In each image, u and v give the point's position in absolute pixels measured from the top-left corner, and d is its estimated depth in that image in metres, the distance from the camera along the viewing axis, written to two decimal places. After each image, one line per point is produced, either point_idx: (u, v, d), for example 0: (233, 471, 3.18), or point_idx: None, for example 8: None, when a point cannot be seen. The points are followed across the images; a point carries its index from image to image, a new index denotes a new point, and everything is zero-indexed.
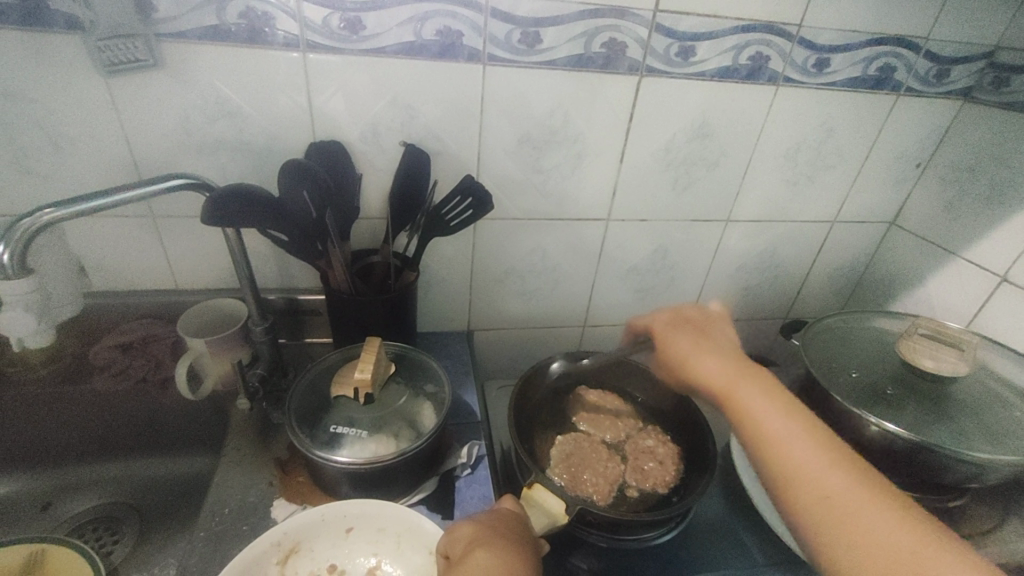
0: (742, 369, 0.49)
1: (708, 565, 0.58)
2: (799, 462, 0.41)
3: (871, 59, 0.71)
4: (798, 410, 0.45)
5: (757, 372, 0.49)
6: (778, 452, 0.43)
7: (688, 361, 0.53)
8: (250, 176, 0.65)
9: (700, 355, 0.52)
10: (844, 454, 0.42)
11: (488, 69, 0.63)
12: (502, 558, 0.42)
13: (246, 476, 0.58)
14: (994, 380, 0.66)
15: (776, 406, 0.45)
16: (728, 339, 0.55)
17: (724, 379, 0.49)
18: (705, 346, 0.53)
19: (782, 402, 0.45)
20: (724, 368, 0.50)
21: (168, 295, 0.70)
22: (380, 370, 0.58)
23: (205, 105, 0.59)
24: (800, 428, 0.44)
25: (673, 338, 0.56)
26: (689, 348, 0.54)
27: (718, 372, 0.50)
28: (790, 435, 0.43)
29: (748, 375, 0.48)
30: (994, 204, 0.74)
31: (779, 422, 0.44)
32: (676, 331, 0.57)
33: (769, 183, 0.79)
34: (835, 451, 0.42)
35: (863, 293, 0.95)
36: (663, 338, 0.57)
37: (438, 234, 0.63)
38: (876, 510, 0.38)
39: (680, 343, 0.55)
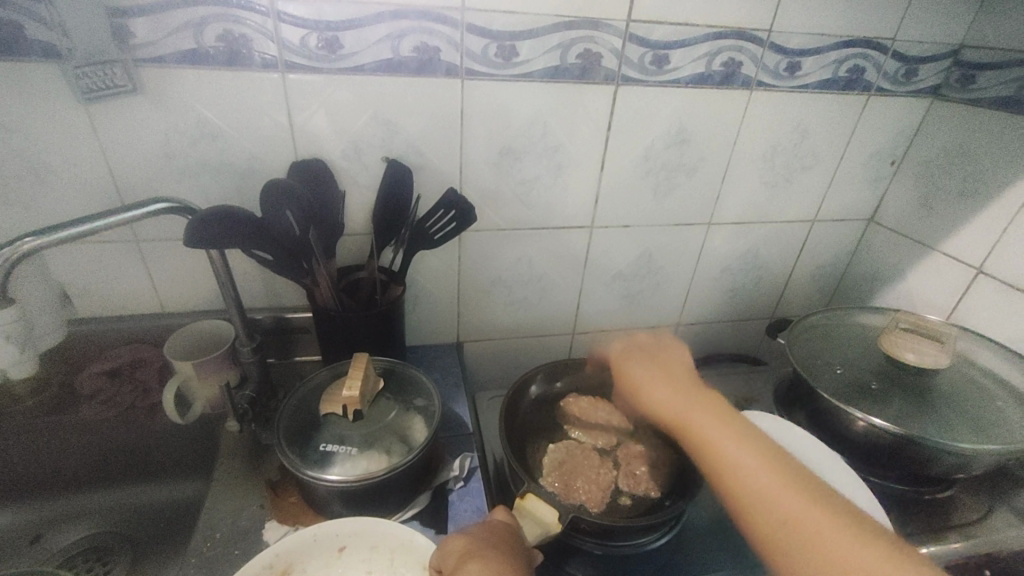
0: (692, 404, 0.56)
1: (702, 568, 0.58)
2: (756, 493, 0.47)
3: (841, 60, 0.72)
4: (750, 434, 0.51)
5: (707, 404, 0.55)
6: (737, 479, 0.49)
7: (642, 394, 0.60)
8: (233, 197, 0.65)
9: (654, 387, 0.60)
10: (788, 473, 0.48)
11: (467, 83, 0.63)
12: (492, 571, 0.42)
13: (239, 498, 0.58)
14: (975, 372, 0.67)
15: (730, 438, 0.51)
16: (679, 368, 0.62)
17: (675, 410, 0.56)
18: (658, 382, 0.60)
19: (734, 430, 0.52)
20: (678, 401, 0.57)
21: (152, 320, 0.69)
22: (368, 385, 0.58)
23: (186, 128, 0.60)
24: (757, 458, 0.49)
25: (635, 371, 0.63)
26: (644, 381, 0.61)
27: (673, 405, 0.57)
28: (746, 460, 0.49)
29: (695, 411, 0.55)
30: (966, 199, 0.76)
31: (736, 451, 0.50)
32: (630, 358, 0.66)
33: (749, 185, 0.80)
34: (785, 473, 0.48)
35: (847, 289, 0.96)
36: (620, 367, 0.65)
37: (423, 248, 0.64)
38: (829, 530, 0.43)
39: (637, 373, 0.63)
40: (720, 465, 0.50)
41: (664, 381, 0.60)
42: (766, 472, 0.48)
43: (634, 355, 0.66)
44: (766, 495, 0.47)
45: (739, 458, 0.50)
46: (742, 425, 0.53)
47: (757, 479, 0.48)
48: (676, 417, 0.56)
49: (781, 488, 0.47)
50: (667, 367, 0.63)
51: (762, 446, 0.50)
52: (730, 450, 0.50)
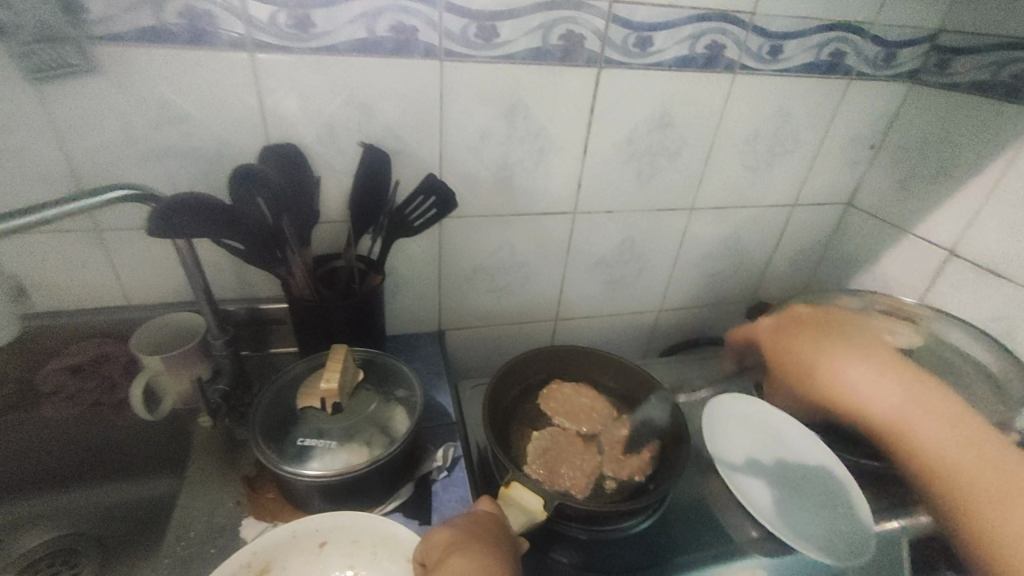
0: (896, 386, 0.58)
1: (684, 550, 0.59)
2: (976, 478, 0.52)
3: (823, 44, 0.72)
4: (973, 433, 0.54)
5: (880, 359, 0.61)
6: (952, 471, 0.53)
7: (827, 370, 0.61)
8: (200, 183, 0.62)
9: (841, 363, 0.60)
10: (996, 457, 0.52)
11: (446, 64, 0.61)
12: (478, 563, 0.42)
13: (212, 495, 0.56)
14: (948, 352, 0.69)
15: (930, 416, 0.56)
16: (849, 339, 0.63)
17: (884, 400, 0.58)
18: (846, 364, 0.60)
19: (955, 425, 0.55)
20: (880, 388, 0.58)
21: (117, 313, 0.66)
22: (348, 376, 0.57)
23: (147, 110, 0.56)
24: (964, 447, 0.54)
25: (798, 345, 0.64)
26: (820, 355, 0.62)
27: (871, 393, 0.59)
28: (971, 465, 0.52)
29: (883, 380, 0.58)
30: (941, 183, 0.77)
31: (923, 419, 0.56)
32: (794, 336, 0.65)
33: (731, 170, 0.80)
34: (974, 447, 0.54)
35: (823, 273, 0.98)
36: (786, 346, 0.65)
37: (403, 236, 0.63)
38: None
39: (808, 346, 0.64)
40: (916, 448, 0.56)
41: (852, 357, 0.61)
42: (990, 477, 0.51)
43: (807, 337, 0.65)
44: (966, 480, 0.52)
45: (939, 447, 0.54)
46: (928, 397, 0.57)
47: (966, 476, 0.52)
48: (882, 406, 0.58)
49: (1003, 499, 0.50)
50: (855, 344, 0.62)
51: (948, 418, 0.55)
52: (925, 437, 0.55)
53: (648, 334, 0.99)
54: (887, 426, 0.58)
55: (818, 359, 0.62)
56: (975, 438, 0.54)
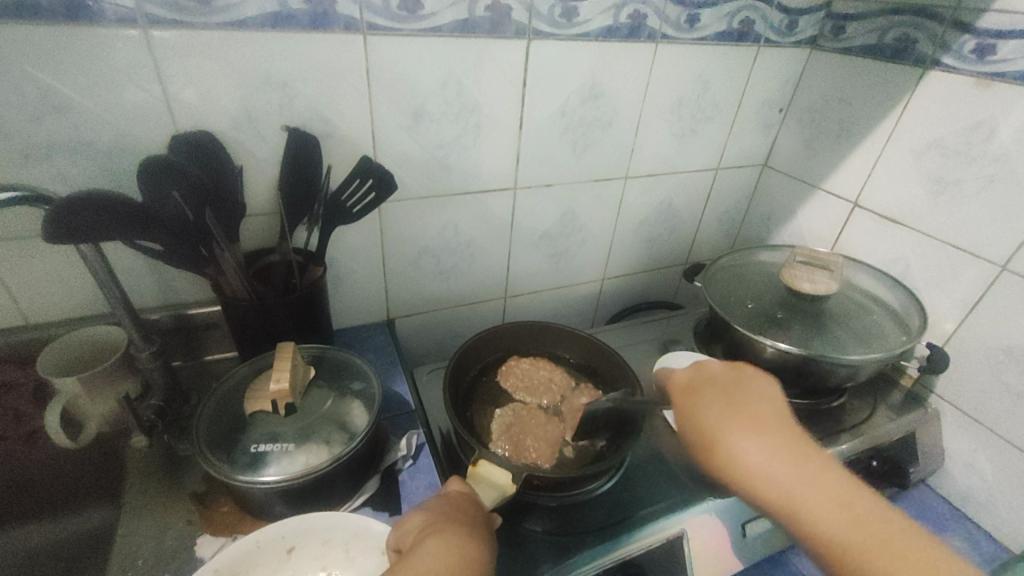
0: (787, 464, 0.44)
1: (647, 502, 0.62)
2: (878, 565, 0.39)
3: (734, 12, 0.76)
4: (826, 472, 0.44)
5: (794, 440, 0.46)
6: (804, 519, 0.42)
7: (727, 448, 0.47)
8: (100, 181, 0.55)
9: (730, 439, 0.47)
10: (911, 539, 0.40)
11: (369, 39, 0.58)
12: (454, 544, 0.42)
13: (159, 520, 0.52)
14: (857, 292, 0.77)
15: (831, 503, 0.42)
16: (768, 407, 0.49)
17: (775, 478, 0.44)
18: (738, 436, 0.46)
19: (807, 469, 0.44)
20: (776, 466, 0.44)
21: (14, 335, 0.58)
22: (298, 375, 0.54)
23: (24, 98, 0.49)
24: (855, 528, 0.41)
25: (704, 411, 0.50)
26: (718, 424, 0.48)
27: (770, 471, 0.44)
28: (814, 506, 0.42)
29: (804, 467, 0.44)
30: (842, 140, 0.84)
31: (832, 516, 0.42)
32: (697, 401, 0.51)
33: (659, 138, 0.83)
34: (888, 538, 0.40)
35: (747, 231, 1.05)
36: (692, 414, 0.51)
37: (341, 223, 0.60)
38: None
39: (709, 412, 0.50)
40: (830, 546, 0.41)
41: (746, 429, 0.47)
42: (834, 514, 0.42)
43: (708, 404, 0.50)
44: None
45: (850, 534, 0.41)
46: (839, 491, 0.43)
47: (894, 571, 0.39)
48: (782, 493, 0.43)
49: (886, 543, 0.40)
50: (752, 414, 0.48)
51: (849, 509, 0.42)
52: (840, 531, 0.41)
53: (594, 303, 1.02)
54: (777, 511, 0.44)
55: (717, 432, 0.48)
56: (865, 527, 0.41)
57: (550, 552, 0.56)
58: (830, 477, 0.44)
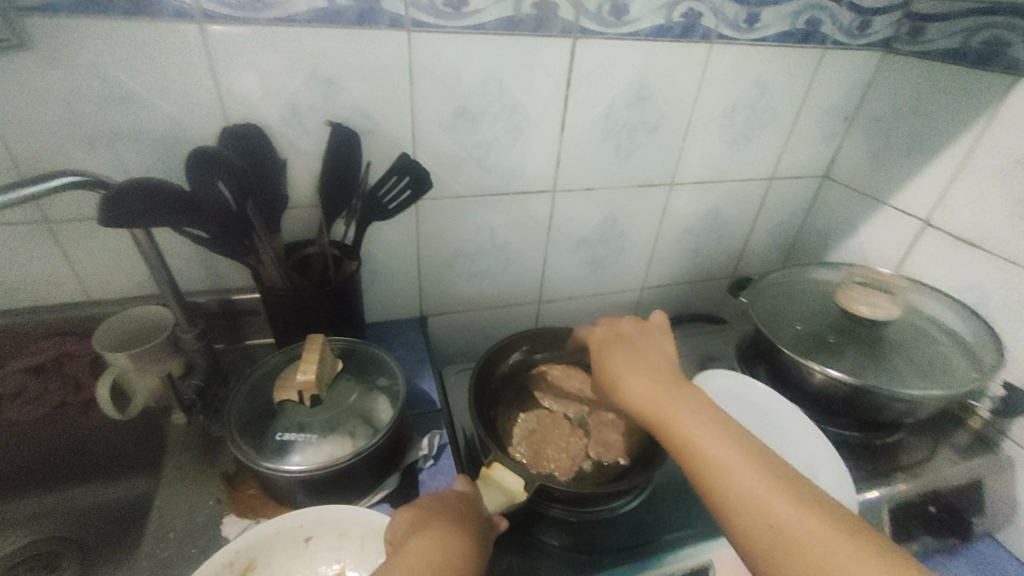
0: (668, 393, 0.49)
1: (673, 525, 0.60)
2: (725, 484, 0.42)
3: (799, 12, 0.71)
4: (708, 404, 0.47)
5: (676, 381, 0.50)
6: (680, 438, 0.45)
7: (618, 383, 0.52)
8: (156, 169, 0.58)
9: (632, 378, 0.51)
10: (764, 458, 0.43)
11: (414, 36, 0.58)
12: (437, 543, 0.40)
13: (191, 495, 0.54)
14: (921, 320, 0.71)
15: (702, 425, 0.45)
16: (660, 355, 0.54)
17: (655, 403, 0.48)
18: (634, 372, 0.51)
19: (684, 397, 0.48)
20: (656, 396, 0.49)
21: (77, 309, 0.63)
22: (326, 368, 0.55)
23: (92, 88, 0.52)
24: (721, 445, 0.44)
25: (607, 355, 0.55)
26: (621, 370, 0.53)
27: (651, 397, 0.49)
28: (691, 427, 0.45)
29: (682, 397, 0.48)
30: (915, 152, 0.78)
31: (701, 434, 0.45)
32: (608, 347, 0.57)
33: (710, 144, 0.80)
34: (749, 454, 0.43)
35: (802, 246, 0.99)
36: (600, 357, 0.56)
37: (377, 219, 0.60)
38: (789, 501, 0.40)
39: (608, 358, 0.55)
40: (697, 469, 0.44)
41: (645, 374, 0.51)
42: (701, 431, 0.45)
43: (615, 350, 0.56)
44: (752, 495, 0.41)
45: (719, 453, 0.43)
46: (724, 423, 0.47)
47: (743, 483, 0.41)
48: (659, 419, 0.47)
49: (752, 462, 0.42)
50: (649, 360, 0.53)
51: (733, 430, 0.45)
52: (711, 447, 0.43)
53: (632, 312, 0.99)
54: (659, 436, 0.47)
55: (614, 372, 0.53)
56: (758, 446, 0.44)
57: (566, 567, 0.55)
58: (708, 408, 0.47)
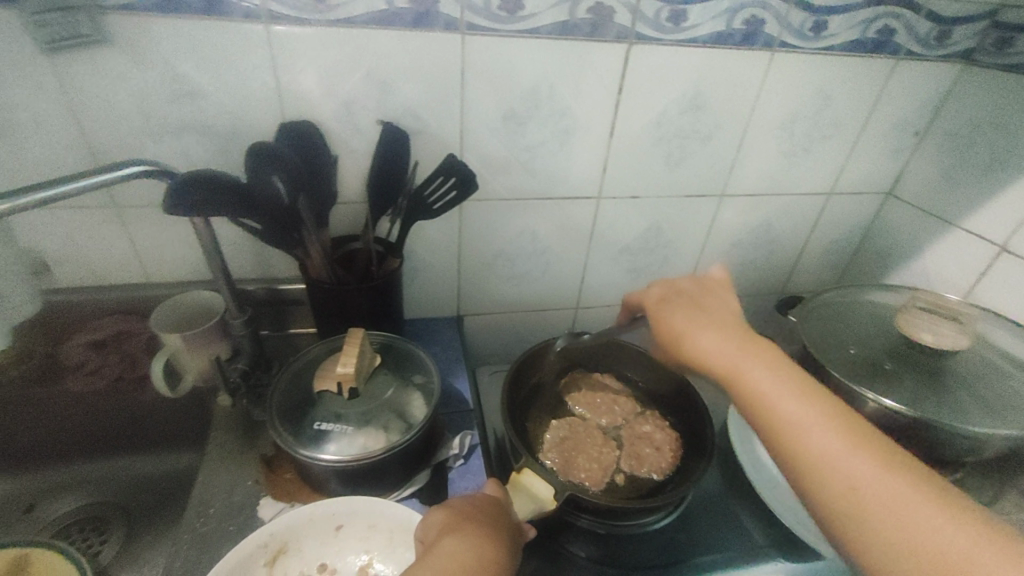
0: (741, 349, 0.46)
1: (705, 548, 0.57)
2: (808, 442, 0.39)
3: (871, 20, 0.67)
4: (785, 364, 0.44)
5: (750, 337, 0.47)
6: (757, 395, 0.43)
7: (682, 337, 0.49)
8: (217, 161, 0.61)
9: (700, 332, 0.48)
10: (851, 421, 0.40)
11: (468, 39, 0.59)
12: (469, 547, 0.40)
13: (231, 473, 0.57)
14: (992, 352, 0.65)
15: (782, 383, 0.42)
16: (727, 313, 0.50)
17: (726, 359, 0.46)
18: (705, 326, 0.48)
19: (762, 354, 0.45)
20: (726, 349, 0.46)
21: (138, 289, 0.67)
22: (365, 361, 0.56)
23: (164, 82, 0.55)
24: (804, 404, 0.41)
25: (667, 312, 0.52)
26: (688, 326, 0.49)
27: (720, 353, 0.46)
28: (769, 386, 0.43)
29: (758, 354, 0.45)
30: (994, 171, 0.72)
31: (780, 388, 0.42)
32: (667, 303, 0.53)
33: (765, 155, 0.76)
34: (836, 416, 0.40)
35: (859, 265, 0.93)
36: (656, 314, 0.53)
37: (421, 218, 0.61)
38: (881, 467, 0.37)
39: (670, 314, 0.52)
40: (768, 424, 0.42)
41: (713, 327, 0.48)
42: (782, 389, 0.42)
43: (676, 306, 0.52)
44: (825, 447, 0.39)
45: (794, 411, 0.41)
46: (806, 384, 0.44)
47: (821, 442, 0.39)
48: (727, 369, 0.45)
49: (836, 423, 0.40)
50: (716, 315, 0.50)
51: (812, 386, 0.42)
52: (784, 405, 0.41)
53: None
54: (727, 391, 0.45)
55: (680, 327, 0.50)
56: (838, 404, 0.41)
57: None
58: (790, 367, 0.44)
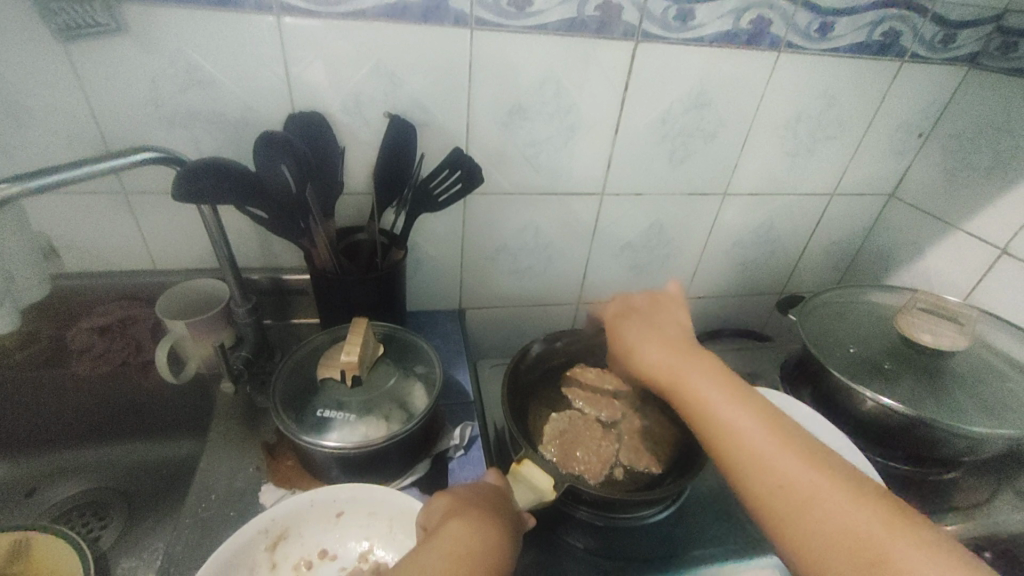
0: (680, 360, 0.51)
1: (701, 542, 0.58)
2: (763, 464, 0.43)
3: (877, 22, 0.67)
4: (735, 386, 0.48)
5: (692, 352, 0.52)
6: (723, 431, 0.46)
7: (632, 353, 0.54)
8: (226, 150, 0.61)
9: (645, 347, 0.53)
10: (804, 445, 0.44)
11: (476, 33, 0.59)
12: (476, 531, 0.41)
13: (233, 459, 0.57)
14: (990, 354, 0.66)
15: (724, 398, 0.47)
16: (676, 326, 0.56)
17: (666, 366, 0.51)
18: (650, 339, 0.54)
19: (729, 389, 0.48)
20: (669, 359, 0.51)
21: (145, 276, 0.67)
22: (368, 350, 0.56)
23: (175, 71, 0.55)
24: (765, 433, 0.45)
25: (625, 330, 0.56)
26: (638, 340, 0.55)
27: (664, 363, 0.52)
28: (740, 423, 0.46)
29: (711, 382, 0.48)
30: (997, 174, 0.72)
31: (740, 421, 0.46)
32: (625, 319, 0.58)
33: (768, 155, 0.77)
34: (782, 435, 0.44)
35: (860, 266, 0.94)
36: (614, 329, 0.58)
37: (426, 210, 0.61)
38: (830, 485, 0.41)
39: (629, 333, 0.56)
40: (736, 455, 0.44)
41: (657, 338, 0.54)
42: (730, 407, 0.47)
43: (631, 322, 0.57)
44: (764, 455, 0.44)
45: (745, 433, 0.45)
46: (783, 425, 0.45)
47: (760, 445, 0.44)
48: (664, 376, 0.51)
49: (784, 448, 0.43)
50: (661, 325, 0.56)
51: (751, 400, 0.47)
52: (722, 412, 0.46)
53: None
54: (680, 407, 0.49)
55: (630, 343, 0.55)
56: (776, 416, 0.46)
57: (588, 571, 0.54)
58: (749, 398, 0.47)
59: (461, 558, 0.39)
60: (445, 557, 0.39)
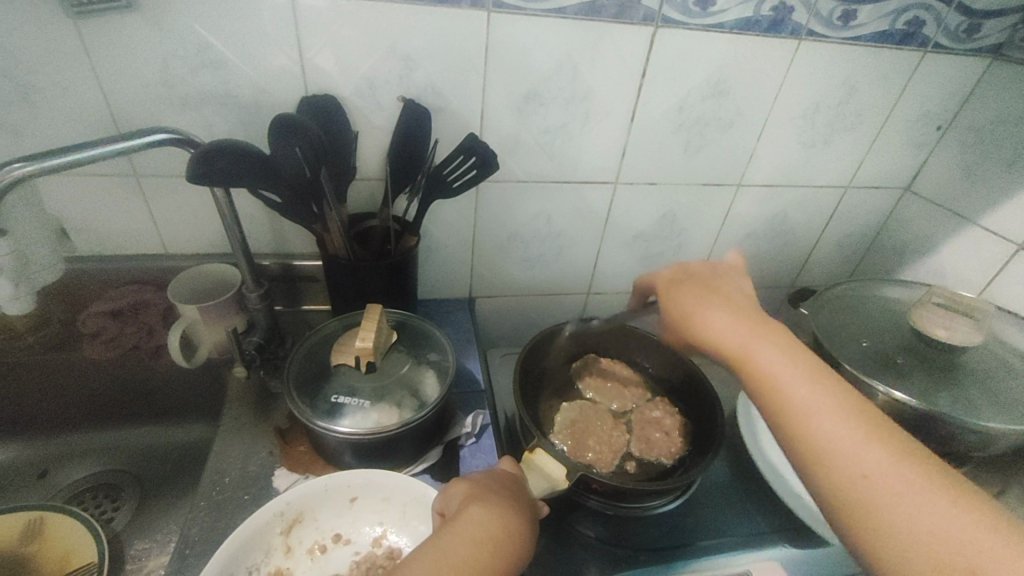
0: (775, 350, 0.44)
1: (711, 533, 0.58)
2: (822, 436, 0.40)
3: (900, 11, 0.66)
4: (821, 373, 0.43)
5: (772, 331, 0.46)
6: (784, 400, 0.42)
7: (695, 322, 0.49)
8: (238, 133, 0.61)
9: (711, 313, 0.48)
10: (884, 427, 0.40)
11: (493, 16, 0.58)
12: (496, 516, 0.41)
13: (246, 444, 0.57)
14: (1004, 350, 0.65)
15: (803, 379, 0.42)
16: (742, 297, 0.50)
17: (733, 340, 0.46)
18: (712, 309, 0.48)
19: (808, 369, 0.43)
20: (735, 330, 0.46)
21: (155, 260, 0.67)
22: (381, 337, 0.56)
23: (187, 51, 0.55)
24: (837, 408, 0.41)
25: (682, 299, 0.51)
26: (701, 307, 0.49)
27: (728, 335, 0.47)
28: (810, 402, 0.41)
29: (798, 367, 0.43)
30: (1017, 168, 0.71)
31: (810, 395, 0.42)
32: (681, 286, 0.52)
33: (784, 145, 0.76)
34: (863, 416, 0.40)
35: (872, 260, 0.93)
36: (666, 297, 0.53)
37: (440, 196, 0.61)
38: (901, 466, 0.37)
39: (689, 300, 0.51)
40: (802, 433, 0.41)
41: (724, 309, 0.48)
42: (801, 381, 0.43)
43: (686, 290, 0.52)
44: (835, 436, 0.39)
45: (827, 427, 0.40)
46: (865, 407, 0.41)
47: (835, 431, 0.39)
48: (735, 348, 0.46)
49: (863, 429, 0.39)
50: (728, 299, 0.50)
51: (822, 372, 0.43)
52: (793, 387, 0.42)
53: None
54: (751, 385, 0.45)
55: (687, 311, 0.50)
56: (854, 396, 0.42)
57: (599, 560, 0.54)
58: (829, 380, 0.42)
59: (483, 543, 0.39)
60: (468, 541, 0.39)
